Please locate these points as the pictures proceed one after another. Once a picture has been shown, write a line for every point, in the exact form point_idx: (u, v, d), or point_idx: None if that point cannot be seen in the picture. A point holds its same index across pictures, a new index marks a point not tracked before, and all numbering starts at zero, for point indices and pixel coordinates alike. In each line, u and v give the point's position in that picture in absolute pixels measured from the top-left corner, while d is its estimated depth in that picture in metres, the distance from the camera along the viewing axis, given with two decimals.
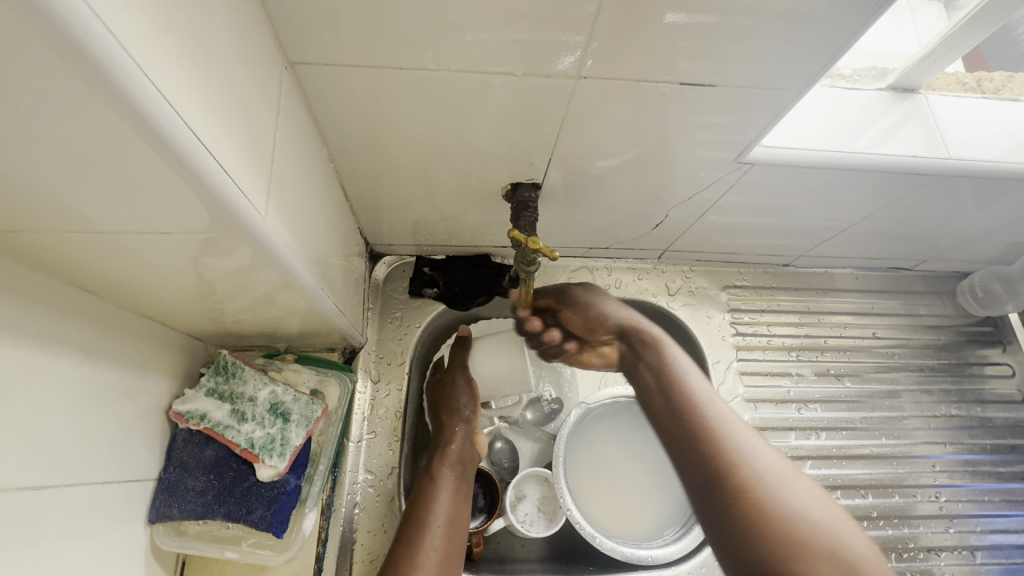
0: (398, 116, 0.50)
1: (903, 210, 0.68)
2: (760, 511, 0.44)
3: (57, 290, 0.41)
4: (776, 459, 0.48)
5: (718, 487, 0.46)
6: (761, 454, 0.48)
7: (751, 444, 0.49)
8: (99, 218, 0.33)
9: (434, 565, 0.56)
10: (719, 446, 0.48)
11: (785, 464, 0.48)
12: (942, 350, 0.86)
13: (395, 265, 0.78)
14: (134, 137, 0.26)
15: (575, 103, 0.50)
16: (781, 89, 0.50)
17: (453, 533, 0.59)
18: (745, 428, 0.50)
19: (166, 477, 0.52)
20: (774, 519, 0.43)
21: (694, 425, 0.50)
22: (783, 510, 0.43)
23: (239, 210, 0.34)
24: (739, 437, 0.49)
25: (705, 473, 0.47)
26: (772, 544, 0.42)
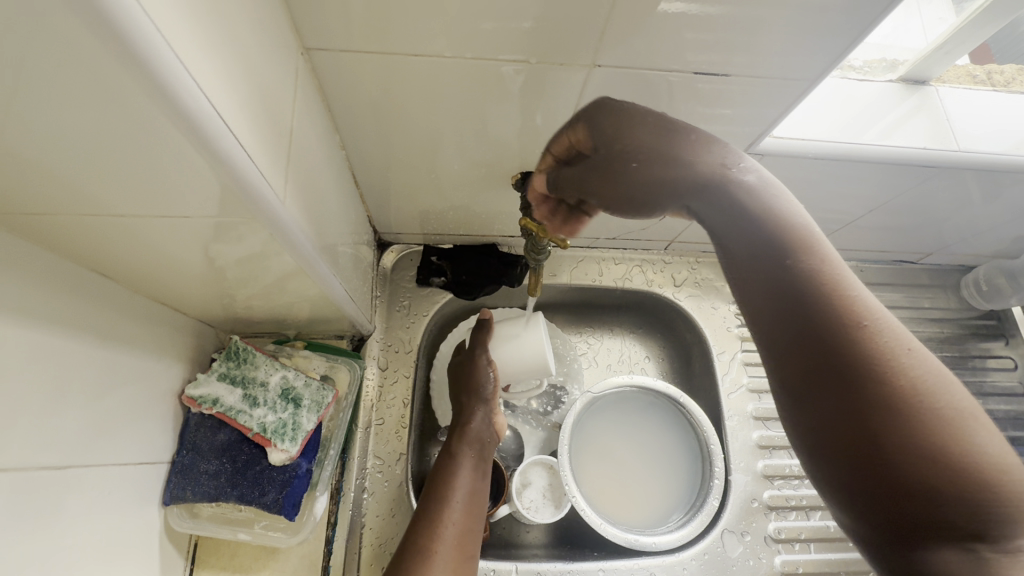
0: (410, 103, 0.50)
1: (911, 201, 0.68)
2: (910, 387, 0.31)
3: (74, 273, 0.42)
4: (922, 349, 0.33)
5: (853, 348, 0.32)
6: (912, 341, 0.33)
7: (890, 317, 0.34)
8: (120, 201, 0.33)
9: (454, 537, 0.55)
10: (857, 324, 0.33)
11: (903, 330, 0.34)
12: (945, 342, 0.86)
13: (403, 254, 0.78)
14: (159, 117, 0.27)
15: (588, 93, 0.50)
16: (790, 81, 0.50)
17: (472, 509, 0.59)
18: (888, 308, 0.34)
19: (179, 460, 0.53)
20: (938, 408, 0.31)
21: (836, 312, 0.33)
22: (926, 388, 0.31)
23: (257, 194, 0.35)
24: (885, 324, 0.33)
25: (833, 337, 0.33)
26: (903, 378, 0.31)
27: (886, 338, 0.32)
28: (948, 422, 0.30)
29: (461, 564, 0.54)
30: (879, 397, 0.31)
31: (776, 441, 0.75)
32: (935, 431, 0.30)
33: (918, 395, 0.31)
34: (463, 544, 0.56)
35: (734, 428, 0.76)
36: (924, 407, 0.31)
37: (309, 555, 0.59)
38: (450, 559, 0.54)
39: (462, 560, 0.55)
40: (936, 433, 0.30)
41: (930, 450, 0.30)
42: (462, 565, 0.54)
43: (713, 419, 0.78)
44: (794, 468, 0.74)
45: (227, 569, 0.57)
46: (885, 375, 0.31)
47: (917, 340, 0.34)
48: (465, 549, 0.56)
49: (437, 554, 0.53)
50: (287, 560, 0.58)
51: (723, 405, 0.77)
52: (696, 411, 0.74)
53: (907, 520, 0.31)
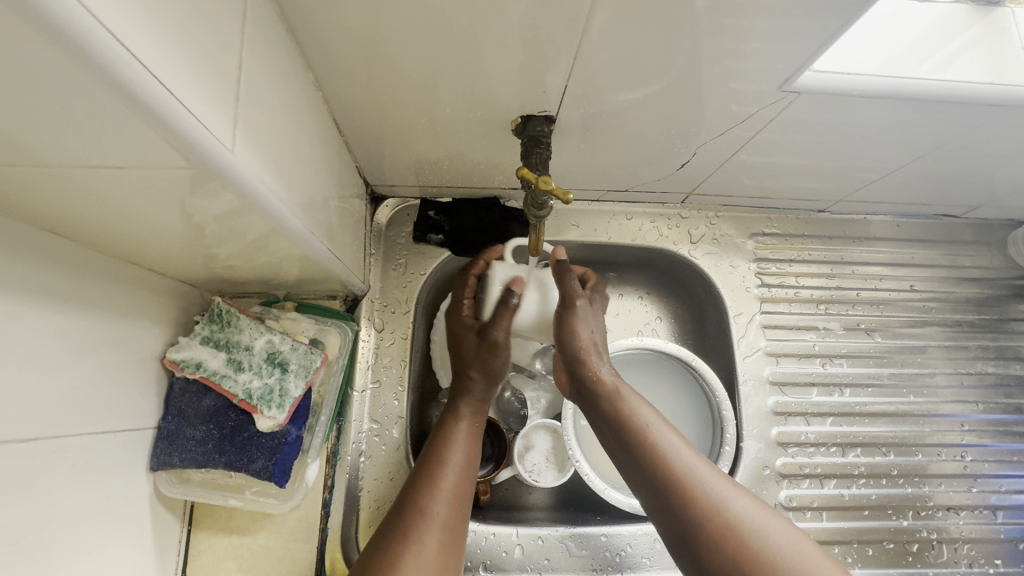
0: (390, 32, 0.43)
1: (963, 150, 0.61)
2: (708, 514, 0.47)
3: (24, 233, 0.38)
4: (749, 501, 0.48)
5: (682, 497, 0.48)
6: (763, 522, 0.46)
7: (723, 485, 0.49)
8: (42, 152, 0.28)
9: (451, 498, 0.50)
10: (689, 491, 0.48)
11: (756, 507, 0.48)
12: (984, 305, 0.80)
13: (398, 209, 0.73)
14: (39, 44, 0.21)
15: (595, 19, 0.42)
16: (829, 16, 0.42)
17: (470, 473, 0.54)
18: (712, 472, 0.50)
19: (165, 426, 0.51)
20: (735, 538, 0.45)
21: (666, 474, 0.50)
22: (750, 537, 0.45)
23: (200, 144, 0.30)
24: (704, 481, 0.49)
25: (693, 523, 0.47)
26: (717, 518, 0.46)
27: (675, 463, 0.51)
28: (723, 525, 0.46)
29: (456, 528, 0.49)
30: (677, 504, 0.48)
31: (792, 408, 0.72)
32: (737, 556, 0.44)
33: (686, 485, 0.49)
34: (461, 504, 0.51)
35: (748, 394, 0.72)
36: (704, 510, 0.47)
37: (305, 518, 0.58)
38: (445, 521, 0.49)
39: (458, 520, 0.50)
40: (710, 531, 0.46)
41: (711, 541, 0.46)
42: (459, 531, 0.49)
43: (727, 384, 0.74)
44: (809, 435, 0.71)
45: (224, 530, 0.56)
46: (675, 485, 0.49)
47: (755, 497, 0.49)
48: (461, 513, 0.50)
49: (434, 517, 0.48)
50: (284, 523, 0.57)
51: (738, 369, 0.73)
52: (709, 377, 0.69)
53: None
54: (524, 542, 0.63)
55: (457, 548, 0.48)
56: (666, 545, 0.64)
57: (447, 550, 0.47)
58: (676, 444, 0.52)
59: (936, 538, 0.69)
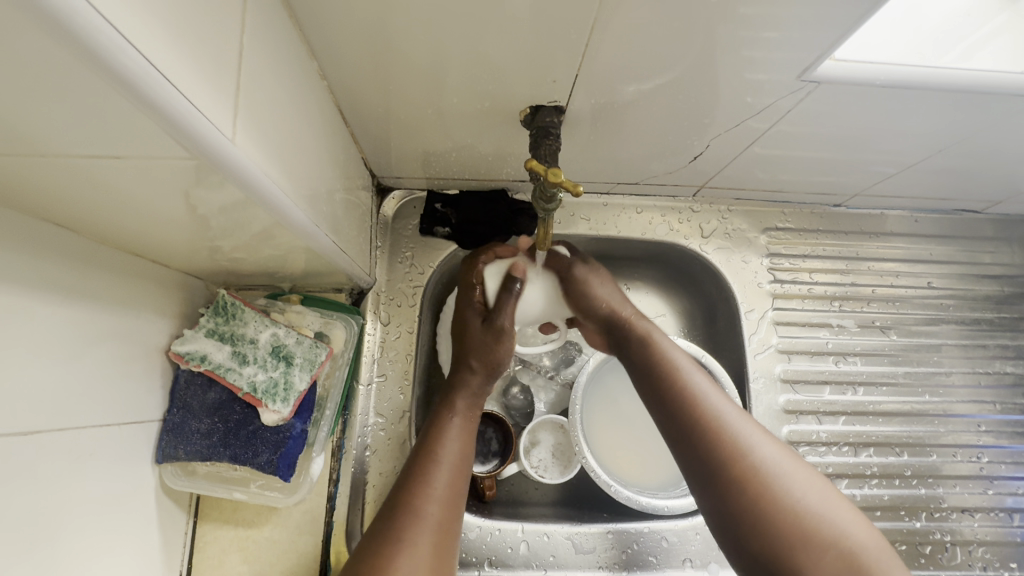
0: (396, 19, 0.42)
1: (986, 144, 0.59)
2: (735, 451, 0.47)
3: (27, 225, 0.37)
4: (776, 447, 0.48)
5: (710, 433, 0.49)
6: (789, 470, 0.46)
7: (751, 432, 0.49)
8: (40, 142, 0.27)
9: (444, 500, 0.49)
10: (718, 433, 0.49)
11: (783, 455, 0.48)
12: (1003, 303, 0.78)
13: (404, 201, 0.72)
14: (37, 36, 0.21)
15: (607, 6, 0.41)
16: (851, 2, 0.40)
17: (463, 470, 0.52)
18: (741, 419, 0.50)
19: (170, 419, 0.51)
20: (760, 477, 0.46)
21: (694, 414, 0.50)
22: (776, 482, 0.45)
23: (201, 135, 0.29)
24: (733, 425, 0.49)
25: (720, 460, 0.47)
26: (740, 456, 0.47)
27: (705, 403, 0.51)
28: (749, 464, 0.46)
29: (450, 529, 0.48)
30: (706, 439, 0.49)
31: (804, 406, 0.71)
32: (759, 492, 0.45)
33: (715, 424, 0.49)
34: (453, 503, 0.50)
35: (758, 391, 0.71)
36: (732, 448, 0.48)
37: (310, 511, 0.58)
38: (438, 522, 0.48)
39: (452, 521, 0.49)
40: (737, 467, 0.47)
41: (736, 477, 0.46)
42: (453, 530, 0.49)
43: (737, 381, 0.73)
44: (821, 434, 0.70)
45: (230, 522, 0.56)
46: (704, 423, 0.50)
47: (783, 445, 0.50)
48: (453, 512, 0.49)
49: (428, 519, 0.47)
50: (289, 516, 0.57)
51: (749, 366, 0.72)
52: (719, 374, 0.67)
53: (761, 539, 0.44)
54: (529, 539, 0.62)
55: (451, 550, 0.48)
56: (673, 543, 0.64)
57: (441, 551, 0.47)
58: (706, 389, 0.53)
59: (949, 539, 0.68)
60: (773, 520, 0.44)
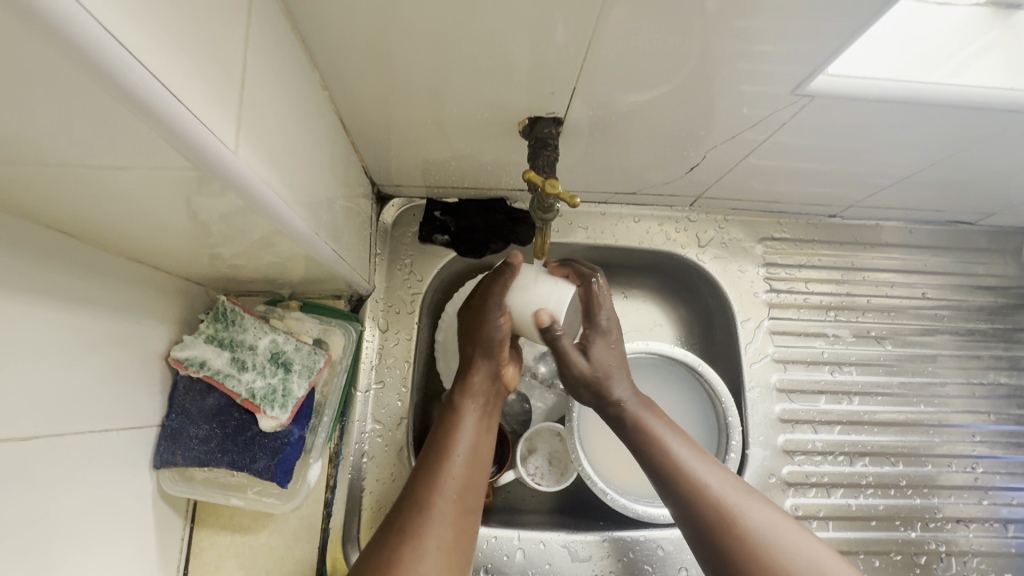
0: (397, 33, 0.43)
1: (977, 158, 0.60)
2: (728, 523, 0.47)
3: (29, 231, 0.37)
4: (766, 510, 0.48)
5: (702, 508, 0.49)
6: (782, 535, 0.46)
7: (741, 499, 0.49)
8: (45, 151, 0.28)
9: (454, 493, 0.50)
10: (712, 506, 0.49)
11: (777, 519, 0.48)
12: (998, 314, 0.79)
13: (404, 208, 0.73)
14: (47, 53, 0.21)
15: (604, 20, 0.42)
16: (844, 18, 0.41)
17: (475, 466, 0.53)
18: (730, 485, 0.50)
19: (168, 424, 0.51)
20: (756, 548, 0.45)
21: (683, 490, 0.50)
22: (769, 550, 0.45)
23: (205, 145, 0.29)
24: (723, 494, 0.49)
25: (713, 534, 0.47)
26: (733, 528, 0.47)
27: (692, 475, 0.51)
28: (744, 536, 0.46)
29: (461, 521, 0.50)
30: (699, 515, 0.49)
31: (800, 415, 0.71)
32: (760, 565, 0.45)
33: (704, 495, 0.49)
34: (465, 498, 0.51)
35: (754, 400, 0.71)
36: (725, 520, 0.47)
37: (307, 517, 0.58)
38: (449, 516, 0.49)
39: (464, 516, 0.50)
40: (732, 541, 0.46)
41: (733, 552, 0.46)
42: (463, 524, 0.50)
43: (733, 390, 0.74)
44: (817, 444, 0.71)
45: (227, 528, 0.56)
46: (694, 498, 0.49)
47: (776, 508, 0.49)
48: (466, 507, 0.50)
49: (437, 512, 0.48)
50: (286, 522, 0.57)
51: (745, 375, 0.72)
52: (715, 382, 0.68)
53: None
54: (525, 546, 0.63)
55: (461, 541, 0.49)
56: (669, 552, 0.64)
57: (451, 543, 0.48)
58: (692, 458, 0.53)
59: (944, 550, 0.68)
60: None
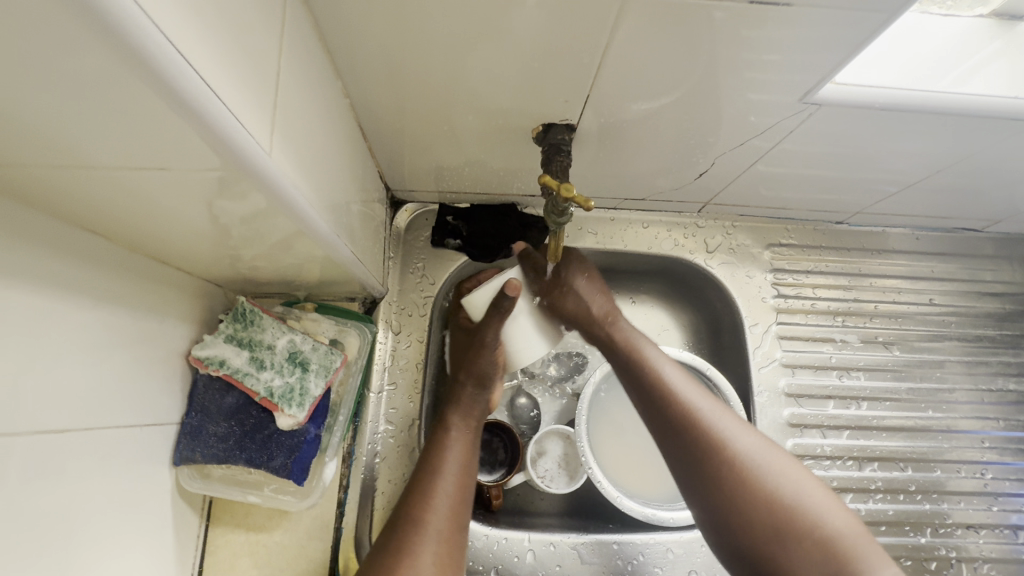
0: (417, 42, 0.44)
1: (984, 164, 0.60)
2: (716, 444, 0.51)
3: (63, 231, 0.39)
4: (753, 437, 0.52)
5: (693, 431, 0.52)
6: (765, 457, 0.50)
7: (732, 424, 0.53)
8: (88, 153, 0.29)
9: (447, 508, 0.51)
10: (702, 428, 0.52)
11: (759, 442, 0.52)
12: (1005, 320, 0.79)
13: (417, 213, 0.74)
14: (111, 65, 0.23)
15: (619, 31, 0.43)
16: (851, 29, 0.42)
17: (465, 482, 0.54)
18: (721, 411, 0.54)
19: (188, 422, 0.52)
20: (742, 466, 0.50)
21: (676, 413, 0.53)
22: (761, 472, 0.49)
23: (242, 150, 0.31)
24: (716, 420, 0.53)
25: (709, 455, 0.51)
26: (722, 447, 0.51)
27: (687, 401, 0.54)
28: (732, 457, 0.50)
29: (455, 537, 0.50)
30: (690, 437, 0.52)
31: (808, 420, 0.71)
32: (744, 481, 0.49)
33: (697, 420, 0.53)
34: (457, 514, 0.52)
35: (763, 405, 0.72)
36: (715, 443, 0.51)
37: (321, 516, 0.59)
38: (442, 532, 0.50)
39: (456, 531, 0.51)
40: (722, 460, 0.50)
41: (722, 470, 0.50)
42: (457, 539, 0.50)
43: (742, 394, 0.74)
44: (825, 448, 0.71)
45: (242, 526, 0.57)
46: (686, 421, 0.53)
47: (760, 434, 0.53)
48: (458, 523, 0.51)
49: (430, 528, 0.49)
50: (299, 521, 0.58)
51: (753, 380, 0.73)
52: (723, 386, 0.68)
53: (752, 525, 0.47)
54: (536, 548, 0.63)
55: (455, 554, 0.50)
56: (678, 555, 0.64)
57: (447, 556, 0.49)
58: (687, 386, 0.56)
59: (955, 556, 0.68)
60: (758, 507, 0.47)
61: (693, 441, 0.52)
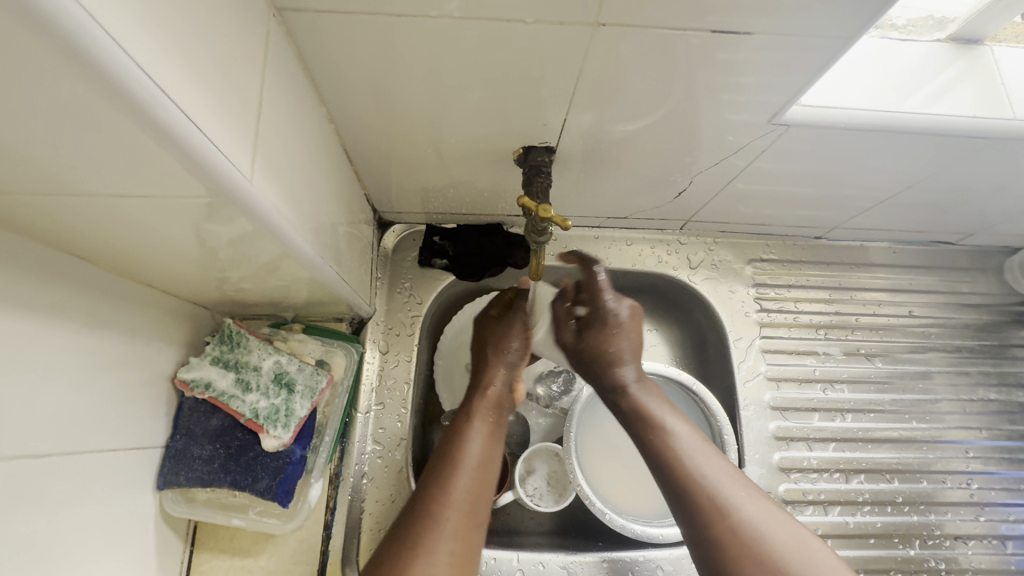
0: (399, 71, 0.46)
1: (953, 180, 0.62)
2: (718, 512, 0.50)
3: (49, 256, 0.40)
4: (760, 504, 0.50)
5: (697, 498, 0.51)
6: (771, 528, 0.48)
7: (738, 491, 0.51)
8: (72, 181, 0.30)
9: (463, 506, 0.50)
10: (706, 495, 0.51)
11: (768, 511, 0.50)
12: (984, 330, 0.81)
13: (404, 234, 0.75)
14: (100, 101, 0.24)
15: (591, 58, 0.45)
16: (812, 54, 0.45)
17: (485, 478, 0.53)
18: (728, 477, 0.52)
19: (173, 445, 0.52)
20: (745, 536, 0.48)
21: (679, 477, 0.53)
22: (763, 545, 0.47)
23: (226, 176, 0.32)
24: (720, 485, 0.52)
25: (709, 525, 0.49)
26: (725, 515, 0.49)
27: (693, 464, 0.53)
28: (734, 526, 0.49)
29: (470, 535, 0.49)
30: (693, 503, 0.51)
31: (794, 433, 0.72)
32: (745, 552, 0.47)
33: (700, 485, 0.52)
34: (473, 511, 0.51)
35: (749, 419, 0.72)
36: (718, 512, 0.50)
37: (307, 540, 0.58)
38: (457, 529, 0.48)
39: (472, 530, 0.49)
40: (723, 528, 0.49)
41: (723, 540, 0.48)
42: (472, 539, 0.49)
43: (728, 408, 0.75)
44: (812, 461, 0.71)
45: (226, 552, 0.56)
46: (690, 486, 0.52)
47: (772, 503, 0.51)
48: (474, 520, 0.50)
49: (445, 525, 0.48)
50: (285, 544, 0.58)
51: (739, 394, 0.73)
52: (709, 401, 0.69)
53: None
54: (525, 568, 0.63)
55: (470, 553, 0.48)
56: (668, 572, 0.64)
57: (461, 554, 0.47)
58: (695, 448, 0.55)
59: (944, 567, 0.68)
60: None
61: (697, 510, 0.51)
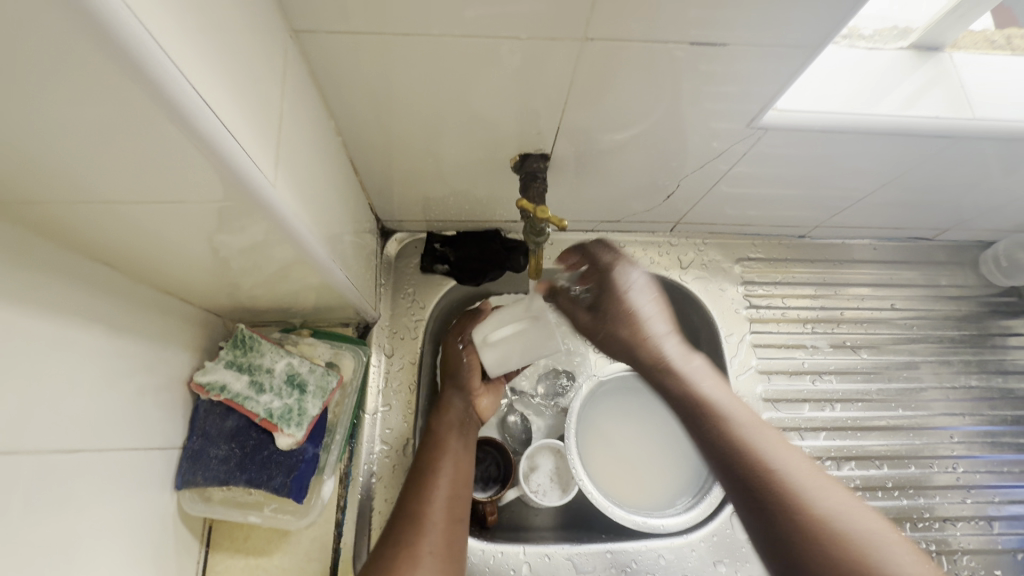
0: (403, 86, 0.50)
1: (925, 177, 0.66)
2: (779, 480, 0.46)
3: (77, 264, 0.42)
4: (821, 478, 0.46)
5: (752, 464, 0.47)
6: (836, 497, 0.44)
7: (799, 463, 0.47)
8: (110, 190, 0.33)
9: (443, 506, 0.55)
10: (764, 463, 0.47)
11: (831, 486, 0.46)
12: (964, 321, 0.84)
13: (406, 242, 0.78)
14: (150, 116, 0.27)
15: (582, 71, 0.49)
16: (784, 62, 0.48)
17: (460, 478, 0.58)
18: (788, 450, 0.49)
19: (189, 446, 0.54)
20: (808, 502, 0.43)
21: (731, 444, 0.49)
22: (830, 512, 0.42)
23: (252, 184, 0.35)
24: (777, 454, 0.48)
25: (756, 492, 0.46)
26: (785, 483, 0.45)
27: (748, 433, 0.50)
28: (795, 493, 0.44)
29: (453, 532, 0.54)
30: (747, 471, 0.47)
31: (786, 423, 0.75)
32: (809, 518, 0.42)
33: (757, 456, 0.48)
34: (453, 509, 0.56)
35: None
36: (778, 479, 0.46)
37: (319, 537, 0.60)
38: (440, 526, 0.54)
39: (453, 525, 0.55)
40: (784, 493, 0.45)
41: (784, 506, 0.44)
42: (455, 534, 0.54)
43: None
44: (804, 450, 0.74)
45: (241, 551, 0.58)
46: (745, 453, 0.48)
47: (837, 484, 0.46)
48: (455, 517, 0.55)
49: (428, 524, 0.53)
50: (298, 543, 0.59)
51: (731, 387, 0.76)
52: None
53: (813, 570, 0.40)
54: (531, 560, 0.65)
55: (456, 546, 0.54)
56: (670, 561, 0.66)
57: (446, 548, 0.53)
58: (751, 422, 0.51)
59: (935, 549, 0.71)
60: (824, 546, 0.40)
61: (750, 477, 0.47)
